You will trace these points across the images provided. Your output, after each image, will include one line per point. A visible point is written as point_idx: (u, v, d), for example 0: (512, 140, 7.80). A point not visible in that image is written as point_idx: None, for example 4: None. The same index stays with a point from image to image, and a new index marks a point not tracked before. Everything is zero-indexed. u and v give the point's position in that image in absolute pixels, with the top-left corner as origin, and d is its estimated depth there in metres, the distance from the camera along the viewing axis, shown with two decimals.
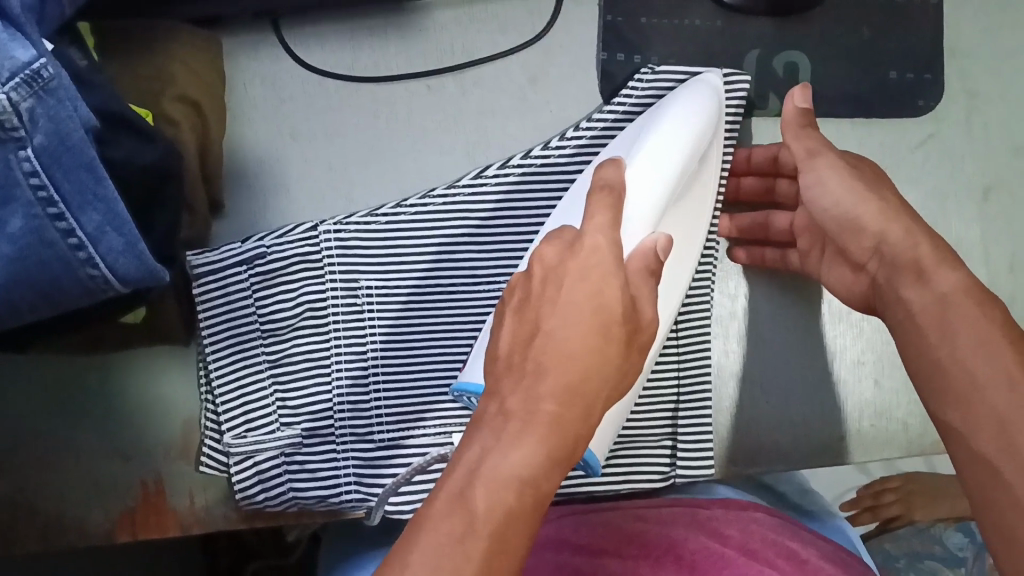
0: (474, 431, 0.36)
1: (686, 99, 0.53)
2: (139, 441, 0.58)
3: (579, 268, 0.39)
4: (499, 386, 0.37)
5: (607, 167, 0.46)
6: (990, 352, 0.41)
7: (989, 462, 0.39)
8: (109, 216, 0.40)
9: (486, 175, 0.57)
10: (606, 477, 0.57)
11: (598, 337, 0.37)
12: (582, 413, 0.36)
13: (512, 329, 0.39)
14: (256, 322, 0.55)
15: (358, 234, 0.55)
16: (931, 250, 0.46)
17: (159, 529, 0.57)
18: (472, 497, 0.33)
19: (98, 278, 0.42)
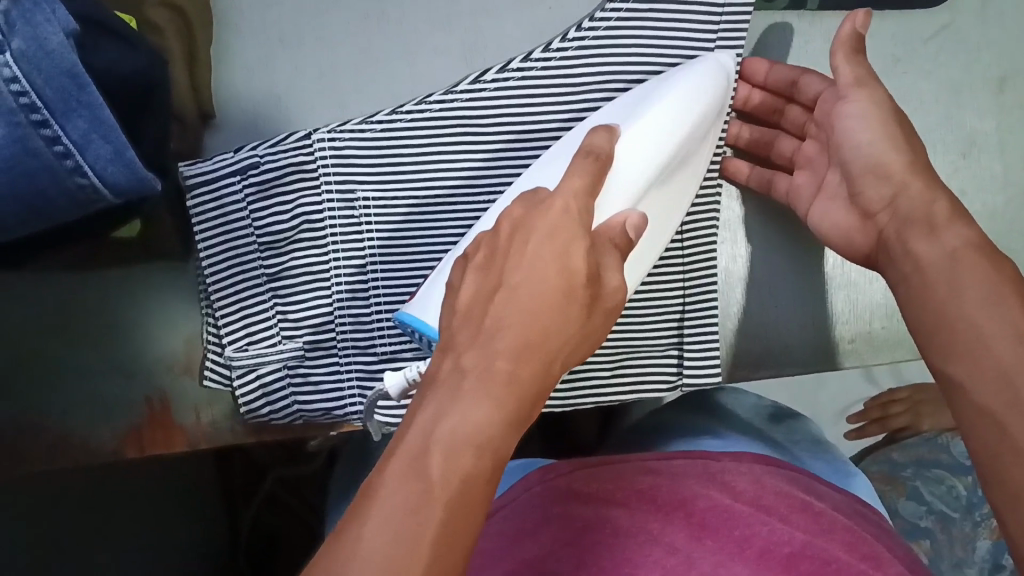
0: (428, 391, 0.34)
1: (689, 76, 0.50)
2: (141, 357, 0.57)
3: (545, 226, 0.39)
4: (455, 343, 0.36)
5: (598, 133, 0.46)
6: (994, 306, 0.38)
7: (996, 417, 0.36)
8: (94, 122, 0.38)
9: (484, 79, 0.54)
10: (613, 387, 0.57)
11: (561, 298, 0.37)
12: (537, 373, 0.35)
13: (473, 283, 0.38)
14: (252, 234, 0.54)
15: (352, 142, 0.54)
16: (943, 208, 0.43)
17: (166, 444, 0.56)
18: (427, 463, 0.30)
19: (87, 187, 0.40)
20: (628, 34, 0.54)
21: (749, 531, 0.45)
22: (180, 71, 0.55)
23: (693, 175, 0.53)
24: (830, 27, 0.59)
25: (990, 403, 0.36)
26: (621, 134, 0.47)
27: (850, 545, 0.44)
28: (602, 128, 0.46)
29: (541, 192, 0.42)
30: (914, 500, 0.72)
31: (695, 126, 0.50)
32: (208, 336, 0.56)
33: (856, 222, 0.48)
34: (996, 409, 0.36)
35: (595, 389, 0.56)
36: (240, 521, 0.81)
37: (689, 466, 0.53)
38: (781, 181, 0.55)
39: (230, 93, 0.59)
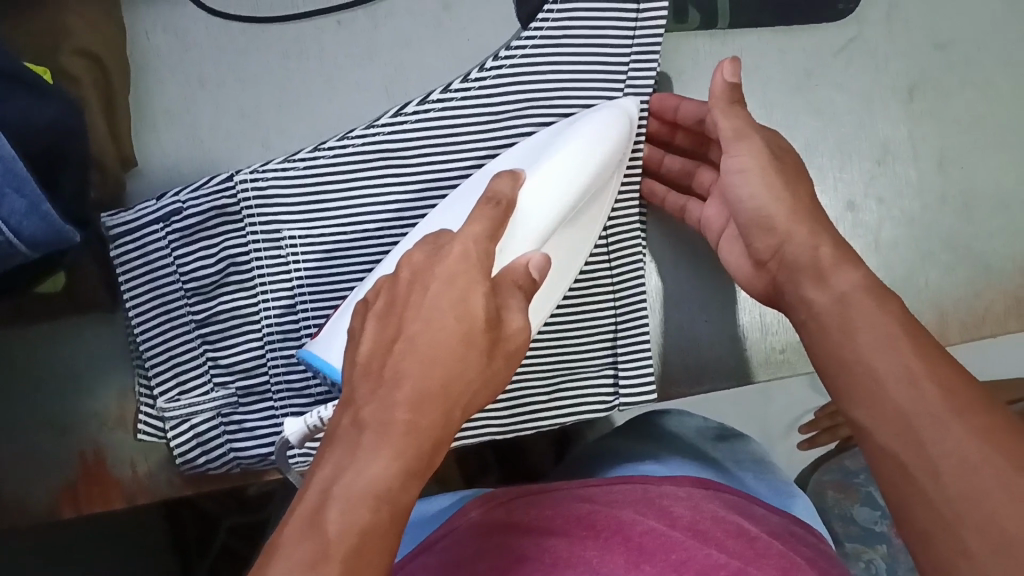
0: (327, 449, 0.35)
1: (596, 119, 0.51)
2: (74, 411, 0.56)
3: (444, 274, 0.40)
4: (355, 394, 0.37)
5: (501, 179, 0.47)
6: (877, 340, 0.37)
7: (901, 470, 0.34)
8: (8, 176, 0.41)
9: (405, 112, 0.55)
10: (551, 410, 0.57)
11: (460, 345, 0.38)
12: (441, 418, 0.36)
13: (375, 331, 0.39)
14: (178, 281, 0.54)
15: (275, 182, 0.54)
16: (828, 255, 0.41)
17: (103, 500, 0.55)
18: (325, 520, 0.31)
19: (4, 241, 0.43)
20: (544, 59, 0.55)
21: (687, 555, 0.45)
22: (98, 122, 0.54)
23: (603, 206, 0.53)
24: (744, 44, 0.60)
25: (890, 449, 0.35)
26: (529, 177, 0.48)
27: (780, 569, 0.44)
28: (506, 173, 0.47)
29: (442, 236, 0.43)
30: (868, 504, 0.75)
31: (606, 166, 0.50)
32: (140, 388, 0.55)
33: (755, 267, 0.47)
34: (895, 450, 0.34)
35: (531, 415, 0.57)
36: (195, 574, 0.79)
37: (627, 496, 0.53)
38: (692, 209, 0.55)
39: (151, 140, 0.59)
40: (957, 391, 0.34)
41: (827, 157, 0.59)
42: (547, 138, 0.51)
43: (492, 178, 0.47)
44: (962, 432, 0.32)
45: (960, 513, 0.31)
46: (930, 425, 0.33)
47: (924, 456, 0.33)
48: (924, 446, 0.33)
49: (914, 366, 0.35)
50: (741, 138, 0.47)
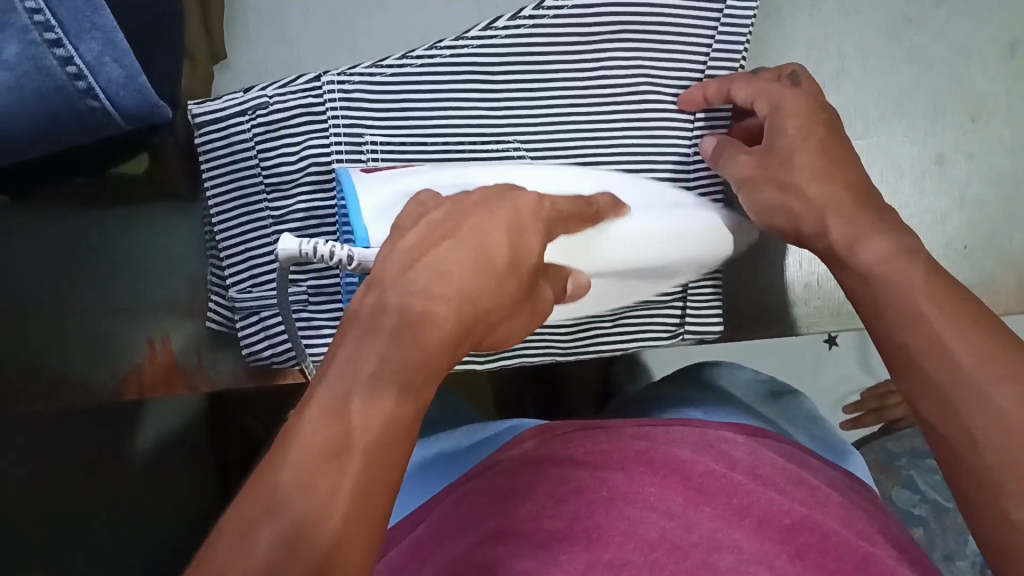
0: (349, 326, 0.34)
1: (685, 214, 0.52)
2: (141, 298, 0.57)
3: (505, 204, 0.39)
4: (382, 277, 0.35)
5: (605, 196, 0.48)
6: (903, 277, 0.40)
7: (938, 428, 0.36)
8: (107, 45, 0.42)
9: (496, 26, 0.54)
10: (614, 336, 0.58)
11: (502, 273, 0.37)
12: (465, 335, 0.36)
13: (422, 225, 0.38)
14: (260, 176, 0.55)
15: (361, 86, 0.54)
16: (841, 228, 0.46)
17: (166, 387, 0.57)
18: (351, 406, 0.30)
19: (99, 110, 0.44)
20: None
21: (748, 500, 0.45)
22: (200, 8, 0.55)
23: (655, 287, 0.54)
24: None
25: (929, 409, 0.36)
26: (627, 217, 0.49)
27: (845, 521, 0.44)
28: (611, 198, 0.48)
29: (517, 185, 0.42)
30: (908, 488, 0.71)
31: (673, 261, 0.52)
32: (213, 278, 0.57)
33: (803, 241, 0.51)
34: (918, 364, 0.37)
35: (594, 340, 0.58)
36: None
37: (685, 438, 0.52)
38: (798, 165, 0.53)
39: (243, 35, 0.60)
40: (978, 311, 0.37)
41: (918, 105, 0.59)
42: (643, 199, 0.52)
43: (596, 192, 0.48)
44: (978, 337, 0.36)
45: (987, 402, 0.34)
46: (953, 334, 0.36)
47: (943, 361, 0.36)
48: (946, 349, 0.36)
49: (937, 291, 0.39)
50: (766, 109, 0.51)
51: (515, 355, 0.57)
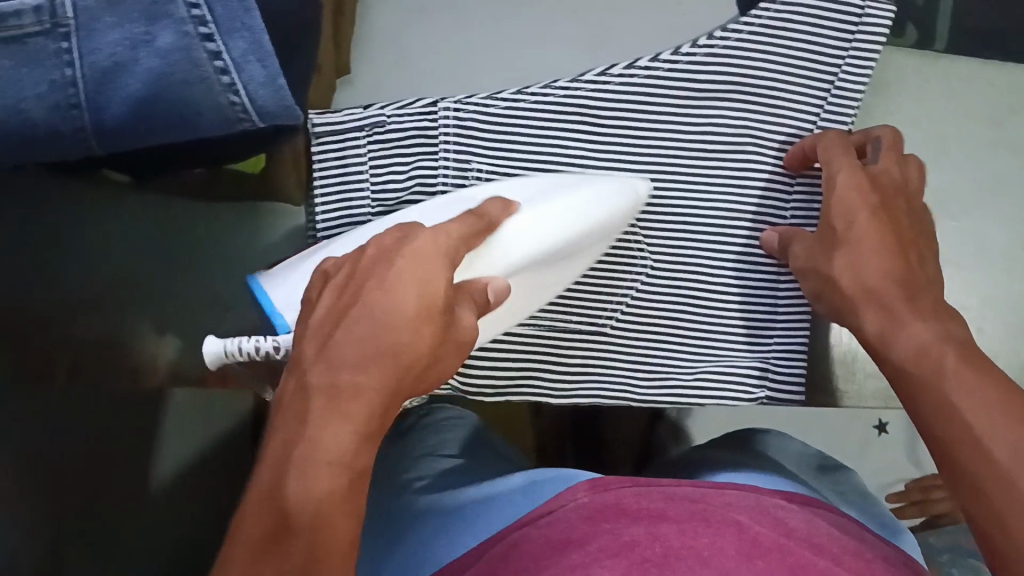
0: (280, 415, 0.38)
1: (601, 190, 0.52)
2: (241, 292, 0.63)
3: (413, 253, 0.42)
4: (303, 359, 0.39)
5: (494, 202, 0.49)
6: (932, 365, 0.42)
7: (1000, 512, 0.36)
8: (253, 44, 0.44)
9: (610, 73, 0.57)
10: (690, 387, 0.58)
11: (418, 317, 0.40)
12: (391, 384, 0.39)
13: (328, 304, 0.42)
14: (367, 190, 0.57)
15: (475, 115, 0.57)
16: (880, 321, 0.47)
17: (247, 381, 0.61)
18: (283, 490, 0.35)
19: (239, 107, 0.46)
20: (761, 47, 0.57)
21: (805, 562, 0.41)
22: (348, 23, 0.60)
23: (572, 271, 0.54)
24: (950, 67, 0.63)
25: (990, 500, 0.36)
26: (519, 213, 0.50)
27: None
28: (500, 201, 0.49)
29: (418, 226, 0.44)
30: None
31: (579, 241, 0.51)
32: None
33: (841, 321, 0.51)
34: (947, 436, 0.39)
35: (668, 388, 0.58)
36: None
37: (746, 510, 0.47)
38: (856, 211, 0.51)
39: (369, 57, 0.64)
40: (1000, 385, 0.39)
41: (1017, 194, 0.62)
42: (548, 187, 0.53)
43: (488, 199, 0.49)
44: (999, 411, 0.38)
45: (1009, 469, 0.36)
46: (981, 422, 0.38)
47: (972, 438, 0.38)
48: (972, 426, 0.38)
49: (960, 368, 0.41)
50: (830, 184, 0.52)
51: (588, 393, 0.58)
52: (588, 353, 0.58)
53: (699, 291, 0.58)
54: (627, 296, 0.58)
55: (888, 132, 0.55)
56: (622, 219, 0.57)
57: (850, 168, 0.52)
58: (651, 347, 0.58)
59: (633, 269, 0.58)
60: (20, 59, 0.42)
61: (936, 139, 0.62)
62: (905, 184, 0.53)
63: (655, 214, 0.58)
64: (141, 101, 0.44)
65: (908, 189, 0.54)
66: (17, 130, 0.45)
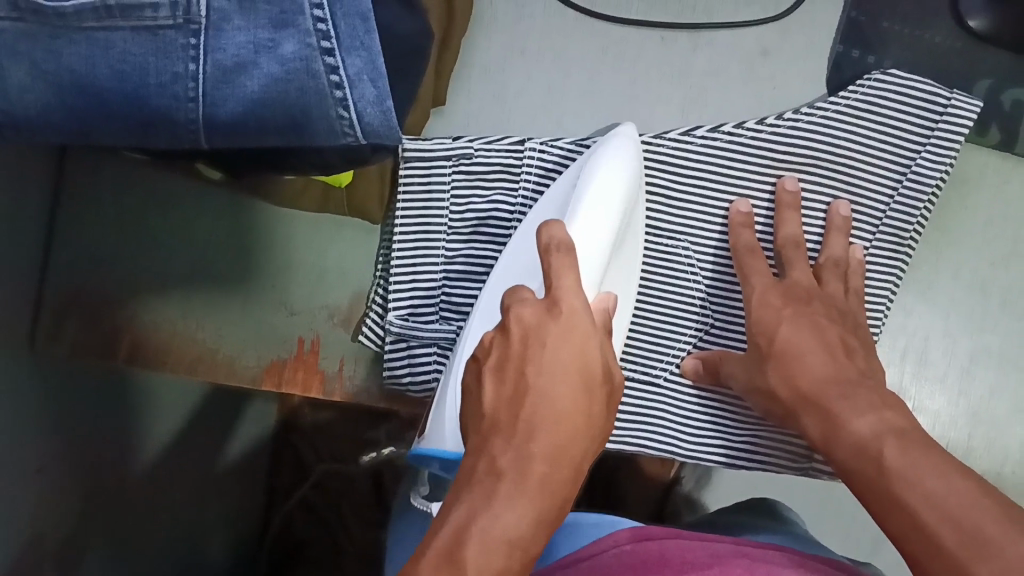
0: (461, 491, 0.36)
1: (616, 155, 0.54)
2: (308, 299, 0.63)
3: (560, 330, 0.40)
4: (489, 445, 0.37)
5: (555, 224, 0.46)
6: (873, 458, 0.44)
7: (950, 555, 0.37)
8: (370, 63, 0.41)
9: (694, 134, 0.59)
10: (739, 452, 0.60)
11: (583, 397, 0.39)
12: (570, 476, 0.37)
13: (493, 390, 0.40)
14: (445, 216, 0.60)
15: (560, 158, 0.60)
16: (821, 421, 0.49)
17: (304, 384, 0.62)
18: (461, 557, 0.32)
19: (346, 124, 0.42)
20: (844, 125, 0.59)
21: None
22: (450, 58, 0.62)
23: (634, 247, 0.56)
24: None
25: (946, 544, 0.38)
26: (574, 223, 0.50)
27: None
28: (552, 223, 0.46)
29: (522, 294, 0.43)
30: None
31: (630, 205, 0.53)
32: (376, 297, 0.61)
33: (786, 418, 0.52)
34: (903, 531, 0.40)
35: (715, 450, 0.60)
36: (270, 519, 0.85)
37: (789, 558, 0.46)
38: (763, 310, 0.54)
39: (462, 89, 0.65)
40: (942, 467, 0.40)
41: None
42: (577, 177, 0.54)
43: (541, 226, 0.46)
44: (946, 495, 0.39)
45: (956, 551, 0.37)
46: (922, 497, 0.40)
47: (923, 526, 0.39)
48: (922, 517, 0.39)
49: (903, 458, 0.42)
50: (750, 301, 0.55)
51: (638, 445, 0.60)
52: (643, 401, 0.60)
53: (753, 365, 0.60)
54: (686, 352, 0.60)
55: (745, 228, 0.58)
56: (693, 276, 0.60)
57: (764, 279, 0.56)
58: (707, 404, 0.60)
59: (691, 328, 0.60)
60: (149, 46, 0.40)
61: (1006, 243, 0.65)
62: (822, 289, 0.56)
63: (727, 277, 0.60)
64: (259, 105, 0.41)
65: (828, 288, 0.56)
66: (136, 114, 0.42)
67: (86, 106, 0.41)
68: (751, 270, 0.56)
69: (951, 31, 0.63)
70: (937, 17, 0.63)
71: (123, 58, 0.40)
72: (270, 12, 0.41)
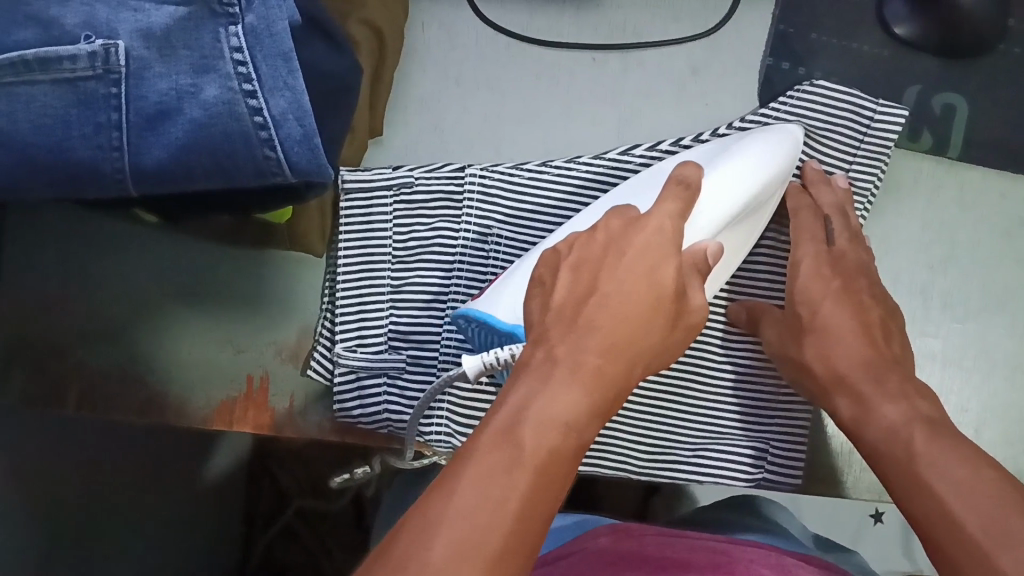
0: (523, 370, 0.40)
1: (773, 141, 0.55)
2: (254, 339, 0.65)
3: (639, 245, 0.46)
4: (550, 330, 0.42)
5: (688, 166, 0.51)
6: (904, 442, 0.45)
7: (974, 544, 0.38)
8: (295, 104, 0.40)
9: (633, 153, 0.60)
10: (691, 466, 0.60)
11: (651, 306, 0.43)
12: (625, 369, 0.41)
13: (569, 282, 0.45)
14: (389, 246, 0.60)
15: (500, 184, 0.60)
16: (851, 403, 0.50)
17: (253, 423, 0.63)
18: (521, 431, 0.35)
19: (274, 162, 0.41)
20: None
21: None
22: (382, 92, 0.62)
23: (759, 223, 0.57)
24: (960, 177, 0.65)
25: (969, 531, 0.38)
26: (706, 180, 0.52)
27: None
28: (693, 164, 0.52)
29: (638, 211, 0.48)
30: None
31: (768, 188, 0.55)
32: (323, 330, 0.61)
33: (818, 397, 0.53)
34: (927, 516, 0.41)
35: (668, 466, 0.60)
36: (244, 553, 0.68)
37: (765, 551, 0.46)
38: (804, 289, 0.55)
39: (400, 121, 0.66)
40: (970, 459, 0.42)
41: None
42: (723, 146, 0.56)
43: (680, 164, 0.52)
44: (973, 484, 0.40)
45: (979, 538, 0.38)
46: (951, 488, 0.41)
47: (947, 511, 0.40)
48: (947, 504, 0.40)
49: (933, 447, 0.44)
50: (796, 271, 0.56)
51: (592, 465, 0.60)
52: None
53: (698, 381, 0.60)
54: None
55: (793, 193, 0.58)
56: None
57: (815, 250, 0.56)
58: (656, 424, 0.60)
59: None
60: (71, 99, 0.40)
61: (944, 245, 0.65)
62: (863, 258, 0.57)
63: None
64: (185, 152, 0.40)
65: (868, 260, 0.57)
66: (61, 168, 0.41)
67: (13, 163, 0.41)
68: (802, 239, 0.57)
69: (879, 39, 0.63)
70: (863, 26, 0.64)
71: (45, 112, 0.40)
72: (190, 57, 0.40)
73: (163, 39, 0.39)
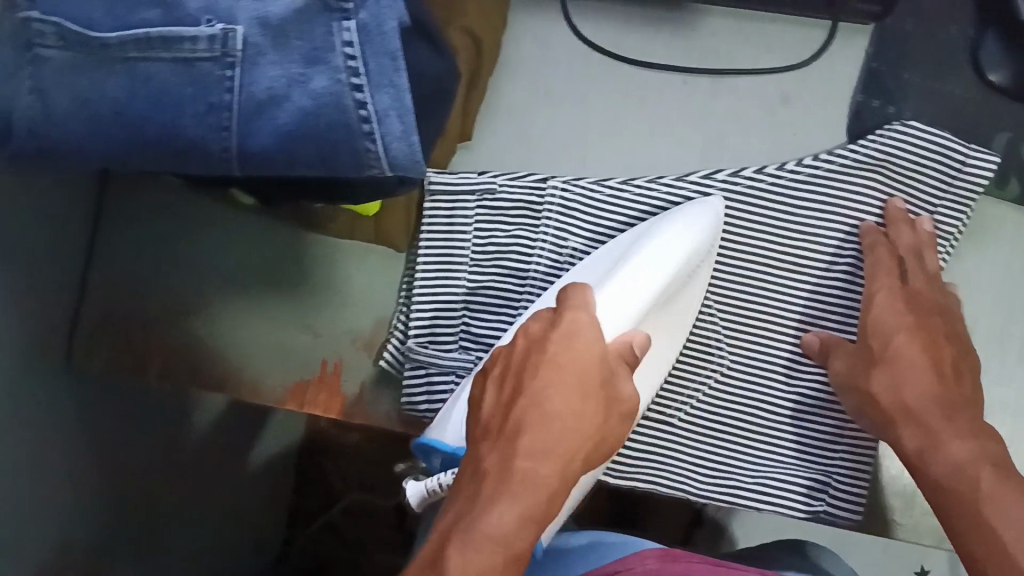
0: (455, 495, 0.42)
1: (686, 219, 0.56)
2: (332, 323, 0.65)
3: (559, 347, 0.48)
4: (481, 446, 0.44)
5: (576, 287, 0.51)
6: (973, 487, 0.46)
7: None
8: (397, 101, 0.41)
9: (716, 177, 0.61)
10: (750, 492, 0.60)
11: (579, 401, 0.45)
12: (561, 468, 0.43)
13: (493, 395, 0.47)
14: (469, 249, 0.62)
15: (581, 197, 0.61)
16: (915, 436, 0.51)
17: (325, 406, 0.64)
18: (445, 564, 0.38)
19: (373, 156, 0.42)
20: (860, 175, 0.60)
21: None
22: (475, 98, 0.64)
23: (692, 300, 0.58)
24: None
25: None
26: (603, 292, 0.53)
27: None
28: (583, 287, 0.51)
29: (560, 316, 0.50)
30: None
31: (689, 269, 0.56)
32: (397, 325, 0.63)
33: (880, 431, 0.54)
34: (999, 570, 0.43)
35: (728, 490, 0.61)
36: None
37: None
38: (878, 324, 0.55)
39: (489, 127, 0.67)
40: None
41: None
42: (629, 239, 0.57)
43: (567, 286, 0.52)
44: None
45: None
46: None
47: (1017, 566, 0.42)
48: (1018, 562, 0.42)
49: (1007, 496, 0.45)
50: (872, 302, 0.56)
51: (650, 480, 0.61)
52: (654, 440, 0.61)
53: (763, 406, 0.61)
54: (701, 392, 0.61)
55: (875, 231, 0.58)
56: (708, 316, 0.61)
57: (891, 288, 0.57)
58: (716, 448, 0.61)
59: (708, 371, 0.60)
60: (185, 76, 0.40)
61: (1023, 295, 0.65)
62: (942, 299, 0.57)
63: (734, 322, 0.61)
64: (292, 137, 0.41)
65: (944, 300, 0.57)
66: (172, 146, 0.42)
67: (127, 141, 0.42)
68: (880, 272, 0.57)
69: (972, 84, 0.64)
70: (956, 69, 0.64)
71: (161, 88, 0.40)
72: (303, 47, 0.40)
73: (279, 29, 0.40)
